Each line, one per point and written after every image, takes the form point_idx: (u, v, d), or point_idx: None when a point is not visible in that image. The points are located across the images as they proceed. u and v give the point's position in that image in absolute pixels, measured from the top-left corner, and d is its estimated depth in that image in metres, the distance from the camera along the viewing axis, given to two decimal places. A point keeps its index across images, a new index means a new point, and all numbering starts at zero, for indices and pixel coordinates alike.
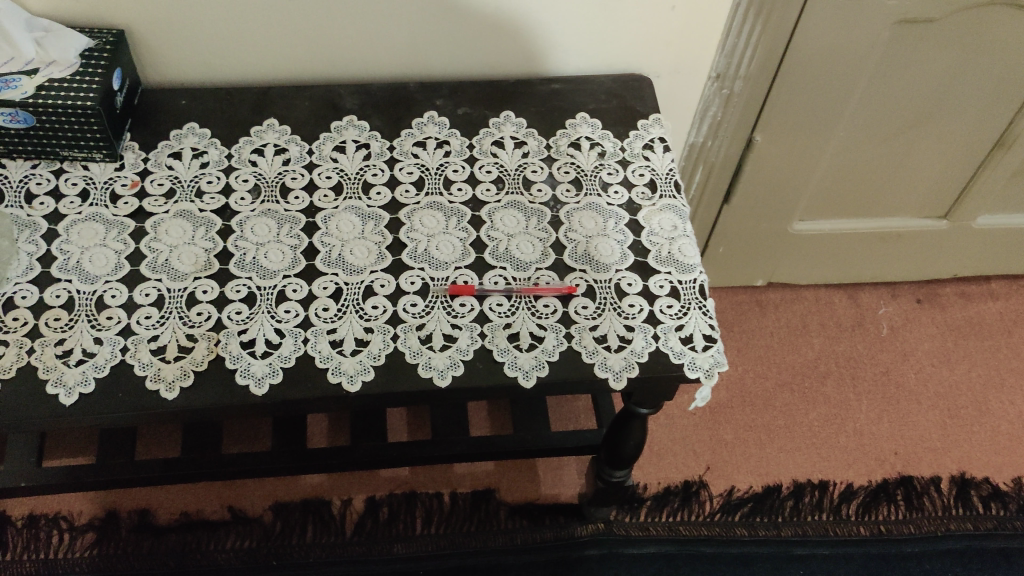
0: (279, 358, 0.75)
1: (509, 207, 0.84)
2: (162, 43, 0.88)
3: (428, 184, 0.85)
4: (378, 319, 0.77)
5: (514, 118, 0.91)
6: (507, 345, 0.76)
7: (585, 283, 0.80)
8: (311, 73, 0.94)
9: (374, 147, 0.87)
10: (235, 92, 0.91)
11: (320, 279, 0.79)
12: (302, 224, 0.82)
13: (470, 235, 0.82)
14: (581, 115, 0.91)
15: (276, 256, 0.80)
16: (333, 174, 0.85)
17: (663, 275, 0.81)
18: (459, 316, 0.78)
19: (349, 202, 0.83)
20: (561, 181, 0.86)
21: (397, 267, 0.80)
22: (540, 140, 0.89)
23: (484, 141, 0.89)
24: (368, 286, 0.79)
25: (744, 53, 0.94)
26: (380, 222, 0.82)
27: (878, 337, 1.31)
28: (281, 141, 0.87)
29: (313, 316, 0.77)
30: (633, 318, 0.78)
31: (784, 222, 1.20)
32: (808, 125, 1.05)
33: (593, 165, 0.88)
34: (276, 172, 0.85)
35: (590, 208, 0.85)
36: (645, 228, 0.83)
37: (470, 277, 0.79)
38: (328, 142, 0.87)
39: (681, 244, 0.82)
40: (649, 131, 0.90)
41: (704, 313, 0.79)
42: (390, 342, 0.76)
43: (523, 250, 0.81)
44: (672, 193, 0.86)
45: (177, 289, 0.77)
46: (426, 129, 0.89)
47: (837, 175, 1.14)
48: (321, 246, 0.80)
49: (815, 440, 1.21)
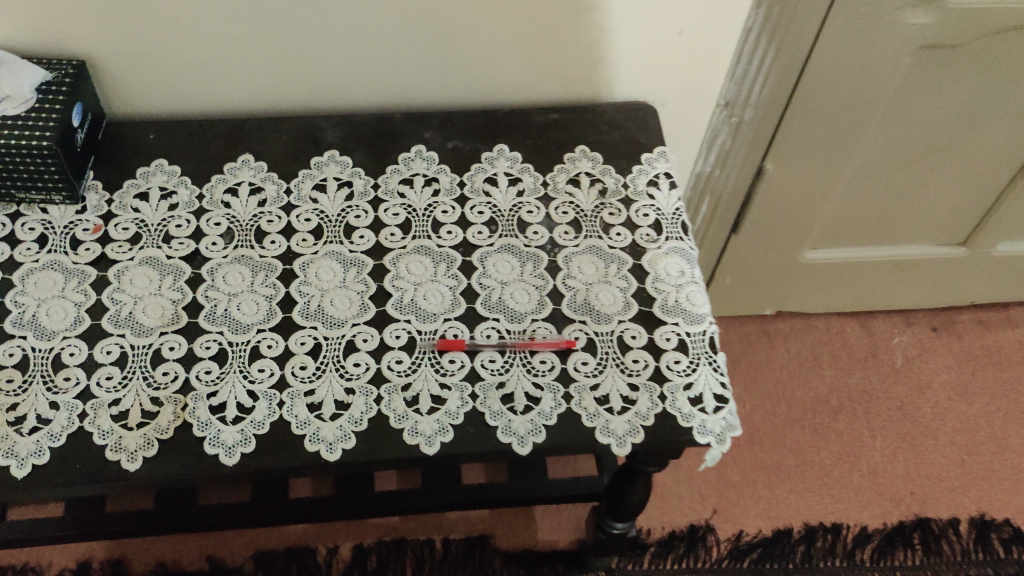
0: (251, 424, 0.68)
1: (503, 251, 0.78)
2: (129, 74, 0.82)
3: (416, 226, 0.79)
4: (360, 378, 0.71)
5: (508, 152, 0.84)
6: (500, 407, 0.70)
7: (585, 336, 0.74)
8: (290, 103, 0.87)
9: (357, 186, 0.81)
10: (209, 124, 0.85)
11: (297, 334, 0.72)
12: (278, 272, 0.75)
13: (461, 282, 0.76)
14: (580, 149, 0.85)
15: (249, 309, 0.73)
16: (313, 216, 0.79)
17: (670, 326, 0.74)
18: (449, 375, 0.71)
19: (330, 247, 0.77)
20: (558, 222, 0.80)
21: (381, 319, 0.74)
22: (536, 176, 0.83)
23: (476, 178, 0.82)
24: (350, 341, 0.73)
25: (755, 81, 0.89)
26: (364, 269, 0.76)
27: (893, 369, 1.25)
28: (257, 179, 0.81)
29: (289, 375, 0.70)
30: (638, 375, 0.72)
31: (795, 251, 1.14)
32: (822, 153, 0.99)
33: (594, 204, 0.81)
34: (250, 214, 0.79)
35: (591, 251, 0.78)
36: (650, 274, 0.77)
37: (461, 330, 0.73)
38: (308, 181, 0.81)
39: (689, 292, 0.76)
40: (654, 166, 0.84)
41: (715, 369, 0.73)
42: (373, 405, 0.70)
43: (518, 300, 0.75)
44: (678, 234, 0.80)
45: (142, 345, 0.71)
46: (413, 166, 0.83)
47: (852, 204, 1.07)
48: (299, 297, 0.74)
49: (828, 480, 1.14)
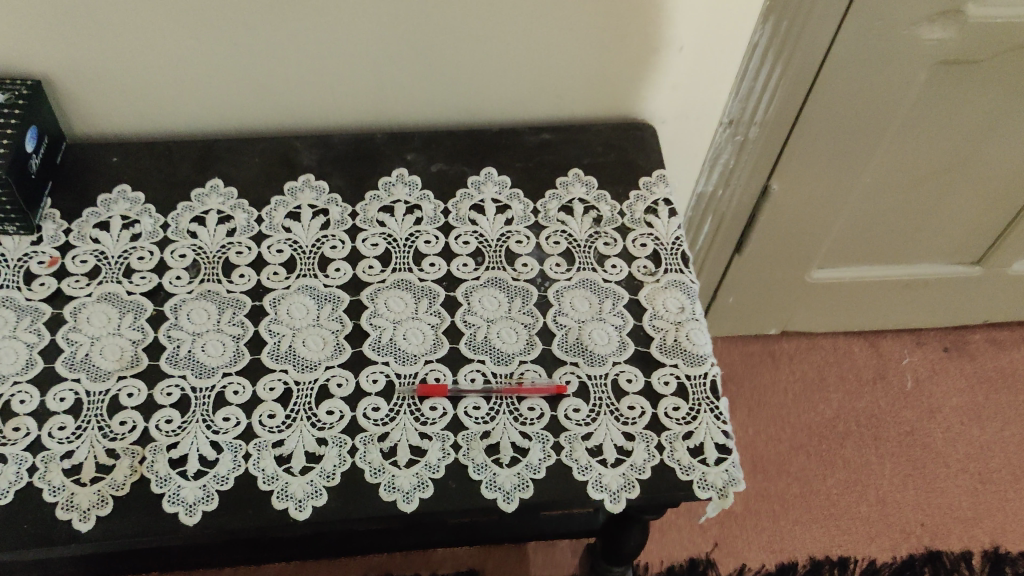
0: (214, 479, 0.63)
1: (489, 285, 0.72)
2: (91, 94, 0.76)
3: (396, 258, 0.73)
4: (334, 427, 0.65)
5: (495, 176, 0.79)
6: (484, 459, 0.65)
7: (577, 380, 0.68)
8: (264, 124, 0.82)
9: (334, 214, 0.75)
10: (177, 147, 0.80)
11: (265, 378, 0.67)
12: (246, 309, 0.70)
13: (444, 320, 0.70)
14: (573, 172, 0.80)
15: (214, 350, 0.68)
16: (285, 247, 0.73)
17: (668, 368, 0.69)
18: (429, 423, 0.66)
19: (303, 281, 0.72)
20: (550, 253, 0.74)
21: (357, 361, 0.68)
22: (526, 203, 0.78)
23: (461, 205, 0.77)
24: (323, 386, 0.67)
25: (760, 99, 0.83)
26: (339, 305, 0.71)
27: (902, 392, 1.20)
28: (226, 207, 0.75)
29: (256, 424, 0.65)
30: (634, 424, 0.67)
31: (802, 271, 1.09)
32: (831, 172, 0.93)
33: (588, 233, 0.76)
34: (218, 245, 0.73)
35: (584, 285, 0.73)
36: (647, 310, 0.72)
37: (443, 373, 0.68)
38: (280, 208, 0.76)
39: (689, 330, 0.71)
40: (652, 191, 0.79)
41: (717, 417, 0.67)
42: (347, 458, 0.64)
43: (505, 340, 0.70)
44: (678, 266, 0.74)
45: (98, 391, 0.66)
46: (394, 192, 0.77)
47: (861, 223, 1.02)
48: (268, 337, 0.69)
49: (835, 510, 1.09)
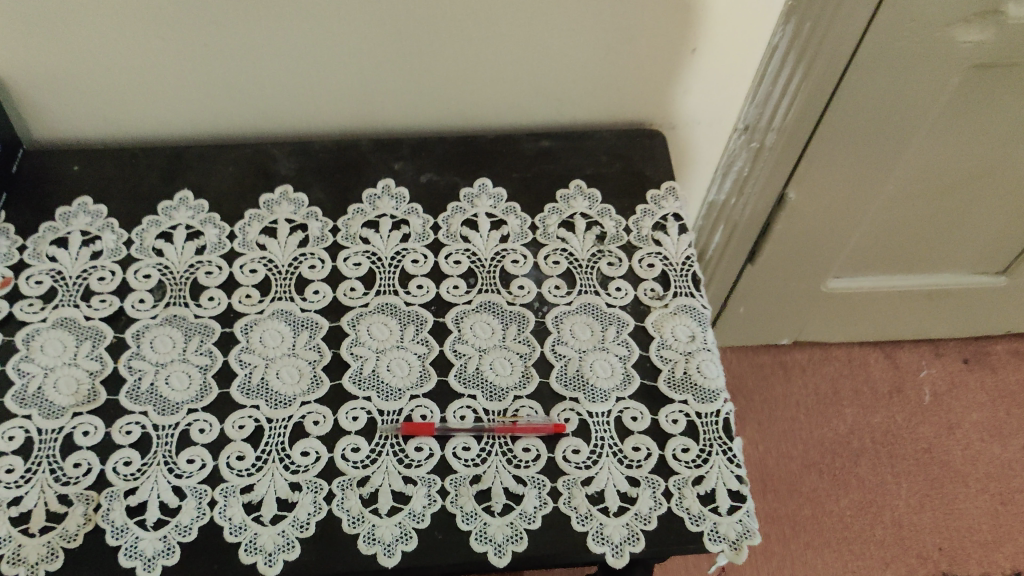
0: (176, 529, 0.57)
1: (481, 310, 0.66)
2: (50, 100, 0.70)
3: (380, 279, 0.67)
4: (309, 471, 0.59)
5: (490, 188, 0.73)
6: (474, 508, 0.59)
7: (577, 418, 0.62)
8: (240, 129, 0.76)
9: (313, 230, 0.69)
10: (144, 155, 0.73)
11: (234, 415, 0.61)
12: (215, 336, 0.64)
13: (432, 350, 0.64)
14: (575, 184, 0.73)
15: (179, 383, 0.62)
16: (260, 266, 0.67)
17: (677, 405, 0.63)
18: (414, 466, 0.60)
19: (278, 305, 0.66)
20: (548, 275, 0.68)
21: (336, 396, 0.62)
22: (523, 217, 0.71)
23: (452, 220, 0.71)
24: (298, 424, 0.61)
25: (779, 104, 0.78)
26: (317, 332, 0.65)
27: (920, 407, 1.14)
28: (196, 222, 0.69)
29: (224, 467, 0.59)
30: (638, 467, 0.61)
31: (817, 281, 1.02)
32: (852, 180, 0.87)
33: (590, 252, 0.70)
34: (186, 265, 0.67)
35: (585, 311, 0.67)
36: (654, 339, 0.66)
37: (430, 410, 0.62)
38: (255, 224, 0.69)
39: (700, 361, 0.65)
40: (661, 205, 0.72)
41: (729, 460, 0.61)
42: (323, 505, 0.58)
43: (498, 372, 0.64)
44: (689, 289, 0.68)
45: (51, 429, 0.60)
46: (380, 205, 0.71)
47: (882, 232, 0.95)
48: (239, 368, 0.63)
49: (848, 534, 1.03)
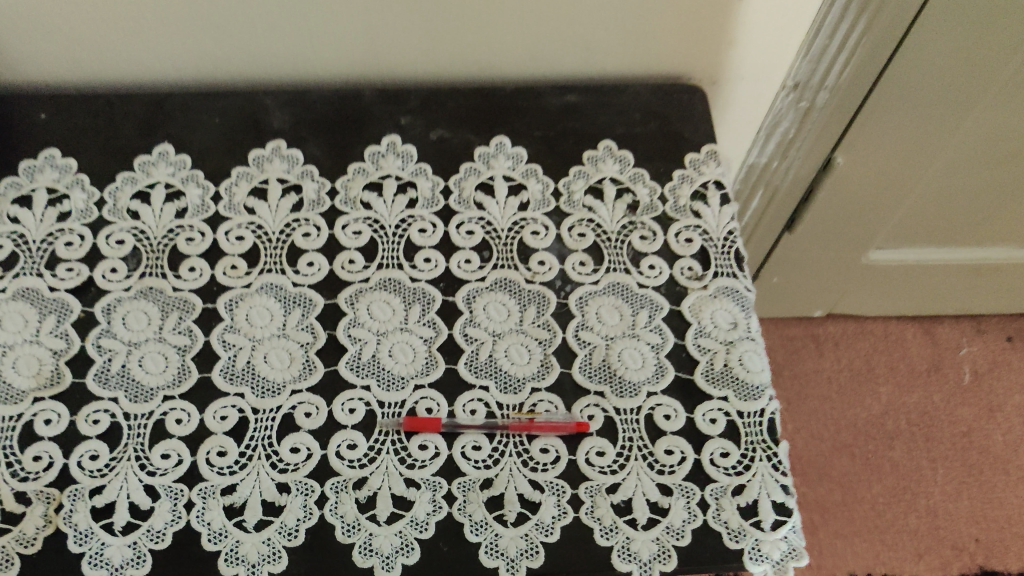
0: (147, 535, 0.50)
1: (497, 289, 0.59)
2: (11, 40, 0.62)
3: (383, 250, 0.60)
4: (299, 470, 0.53)
5: (508, 148, 0.65)
6: (484, 517, 0.52)
7: (602, 415, 0.55)
8: (229, 75, 0.68)
9: (308, 192, 0.62)
10: (120, 102, 0.65)
11: (215, 404, 0.54)
12: (196, 313, 0.57)
13: (440, 333, 0.57)
14: (605, 145, 0.65)
15: (155, 365, 0.55)
16: (247, 233, 0.60)
17: (715, 403, 0.56)
18: (418, 467, 0.53)
19: (266, 278, 0.58)
20: (572, 249, 0.60)
21: (331, 384, 0.55)
22: (545, 182, 0.63)
23: (466, 183, 0.63)
24: (287, 416, 0.54)
25: (835, 59, 0.69)
26: (311, 311, 0.57)
27: (959, 386, 1.06)
28: (176, 180, 0.61)
29: (203, 464, 0.52)
30: (671, 474, 0.54)
31: (857, 253, 0.94)
32: (906, 147, 0.78)
33: (620, 224, 0.62)
34: (164, 229, 0.60)
35: (614, 292, 0.59)
36: (691, 326, 0.58)
37: (436, 403, 0.55)
38: (243, 183, 0.62)
39: (743, 353, 0.57)
40: (700, 171, 0.64)
41: (775, 467, 0.54)
42: (314, 510, 0.52)
43: (514, 360, 0.56)
44: (731, 268, 0.60)
45: (8, 416, 0.53)
46: (384, 165, 0.63)
47: (936, 203, 0.87)
48: (222, 350, 0.56)
49: (880, 523, 0.96)
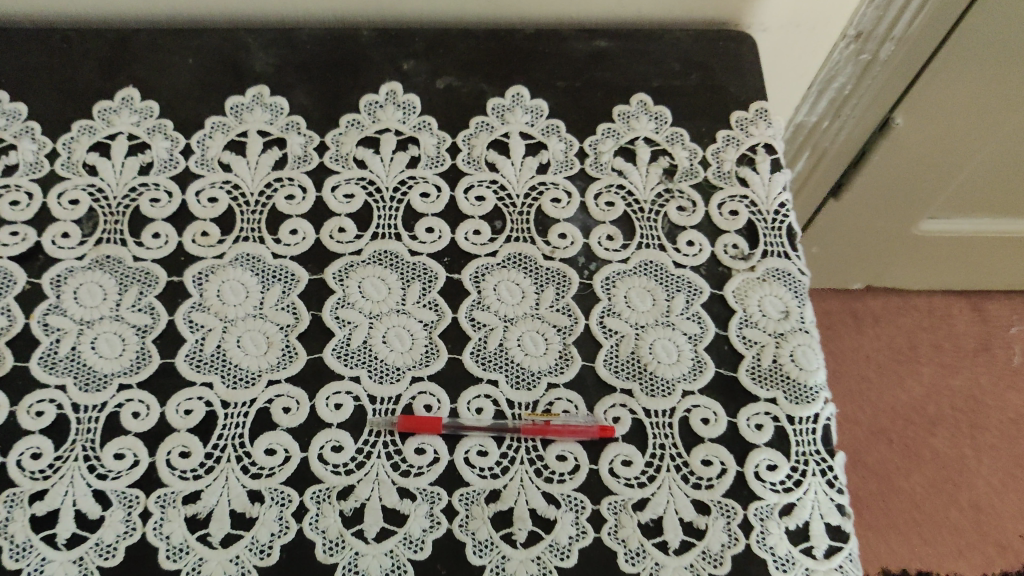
0: (95, 550, 0.43)
1: (509, 266, 0.50)
2: None
3: (379, 217, 0.51)
4: (274, 476, 0.45)
5: (527, 101, 0.56)
6: (490, 536, 0.44)
7: (630, 417, 0.47)
8: (207, 10, 0.59)
9: (293, 147, 0.53)
10: (80, 39, 0.57)
11: (178, 396, 0.46)
12: (160, 287, 0.49)
13: (443, 317, 0.49)
14: (638, 100, 0.56)
15: (109, 349, 0.47)
16: (222, 194, 0.51)
17: (762, 406, 0.48)
18: (413, 475, 0.45)
19: (242, 248, 0.50)
20: (599, 220, 0.52)
21: (314, 374, 0.47)
22: (568, 140, 0.55)
23: (477, 140, 0.54)
24: (262, 411, 0.46)
25: (906, 7, 0.60)
26: (293, 288, 0.49)
27: (1010, 370, 0.98)
28: (140, 131, 0.53)
29: (163, 467, 0.45)
30: (709, 489, 0.46)
31: (907, 222, 0.86)
32: (974, 109, 0.69)
33: (655, 192, 0.53)
34: (125, 188, 0.52)
35: (645, 272, 0.51)
36: (735, 314, 0.50)
37: (437, 400, 0.47)
38: (218, 136, 0.53)
39: (795, 347, 0.49)
40: (748, 132, 0.55)
41: (829, 483, 0.46)
42: (291, 524, 0.44)
43: (529, 351, 0.48)
44: (782, 246, 0.52)
45: None
46: (382, 118, 0.55)
47: (1002, 170, 0.78)
48: (188, 332, 0.48)
49: (918, 516, 0.90)
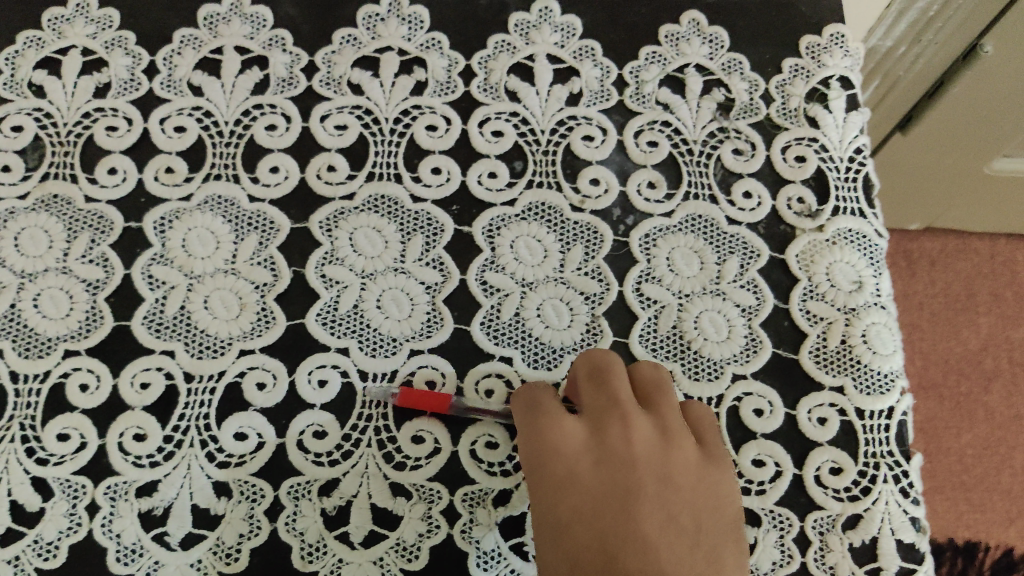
0: (33, 549, 0.37)
1: (530, 218, 0.42)
2: None
3: (376, 154, 0.43)
4: (244, 466, 0.38)
5: (557, 15, 0.47)
6: (497, 545, 0.38)
7: None
8: None
9: (277, 67, 0.45)
10: None
11: (134, 367, 0.39)
12: (115, 234, 0.41)
13: (449, 279, 0.41)
14: (690, 18, 0.47)
15: (55, 308, 0.40)
16: (192, 123, 0.43)
17: (827, 396, 0.40)
18: (408, 469, 0.39)
19: (212, 189, 0.42)
20: (638, 164, 0.44)
21: (295, 344, 0.40)
22: (605, 66, 0.46)
23: (496, 62, 0.45)
24: (232, 387, 0.39)
25: None
26: (273, 239, 0.41)
27: None
28: (97, 45, 0.45)
29: (114, 452, 0.38)
30: (760, 495, 0.38)
31: (977, 159, 0.71)
32: None
33: (706, 132, 0.44)
34: (77, 112, 0.43)
35: (693, 230, 0.42)
36: (798, 283, 0.42)
37: (440, 378, 0.40)
38: (188, 52, 0.45)
39: (870, 327, 0.41)
40: (821, 61, 0.46)
41: (903, 492, 0.39)
42: (263, 524, 0.37)
43: (549, 323, 0.40)
44: (858, 202, 0.43)
45: None
46: (382, 34, 0.46)
47: None
48: (147, 290, 0.40)
49: (967, 480, 0.78)
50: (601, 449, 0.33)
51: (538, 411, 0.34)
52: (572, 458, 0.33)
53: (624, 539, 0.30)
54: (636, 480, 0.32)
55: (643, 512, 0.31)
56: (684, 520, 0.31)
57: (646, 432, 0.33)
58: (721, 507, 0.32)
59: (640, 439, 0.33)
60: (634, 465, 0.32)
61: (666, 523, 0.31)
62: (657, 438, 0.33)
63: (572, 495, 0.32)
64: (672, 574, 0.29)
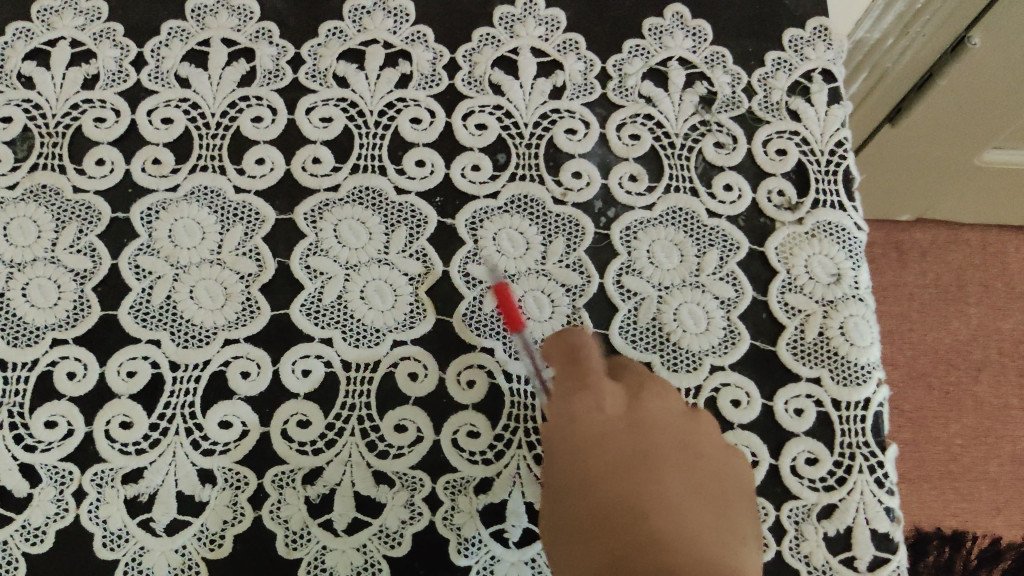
0: (21, 533, 0.37)
1: (513, 211, 0.43)
2: None
3: (361, 146, 0.44)
4: (228, 454, 0.39)
5: (542, 8, 0.47)
6: (478, 533, 0.38)
7: None
8: None
9: (263, 59, 0.45)
10: None
11: (121, 355, 0.40)
12: (103, 225, 0.42)
13: (432, 270, 0.42)
14: (673, 12, 0.47)
15: (43, 298, 0.41)
16: (178, 115, 0.44)
17: (805, 388, 0.40)
18: (391, 457, 0.39)
19: (199, 180, 0.43)
20: (620, 157, 0.44)
21: (279, 334, 0.41)
22: (589, 60, 0.46)
23: (480, 55, 0.46)
24: (217, 376, 0.40)
25: None
26: (258, 230, 0.42)
27: None
28: (85, 37, 0.45)
29: (101, 439, 0.39)
30: None
31: (968, 151, 0.71)
32: None
33: (689, 125, 0.45)
34: (65, 104, 0.44)
35: (673, 223, 0.43)
36: (777, 276, 0.42)
37: (423, 368, 0.40)
38: (176, 44, 0.45)
39: (847, 319, 0.41)
40: (803, 54, 0.46)
41: (878, 483, 0.39)
42: (247, 511, 0.38)
43: (531, 314, 0.41)
44: (837, 195, 0.43)
45: None
46: (369, 27, 0.46)
47: None
48: (134, 280, 0.41)
49: (954, 469, 0.78)
50: (634, 415, 0.32)
51: (567, 378, 0.34)
52: (606, 419, 0.32)
53: (650, 494, 0.29)
54: (663, 444, 0.31)
55: (670, 474, 0.30)
56: (710, 488, 0.30)
57: (673, 407, 0.33)
58: (745, 496, 0.31)
59: (668, 412, 0.33)
60: (661, 431, 0.32)
61: (690, 485, 0.30)
62: (682, 414, 0.33)
63: (597, 455, 0.31)
64: (696, 531, 0.28)
